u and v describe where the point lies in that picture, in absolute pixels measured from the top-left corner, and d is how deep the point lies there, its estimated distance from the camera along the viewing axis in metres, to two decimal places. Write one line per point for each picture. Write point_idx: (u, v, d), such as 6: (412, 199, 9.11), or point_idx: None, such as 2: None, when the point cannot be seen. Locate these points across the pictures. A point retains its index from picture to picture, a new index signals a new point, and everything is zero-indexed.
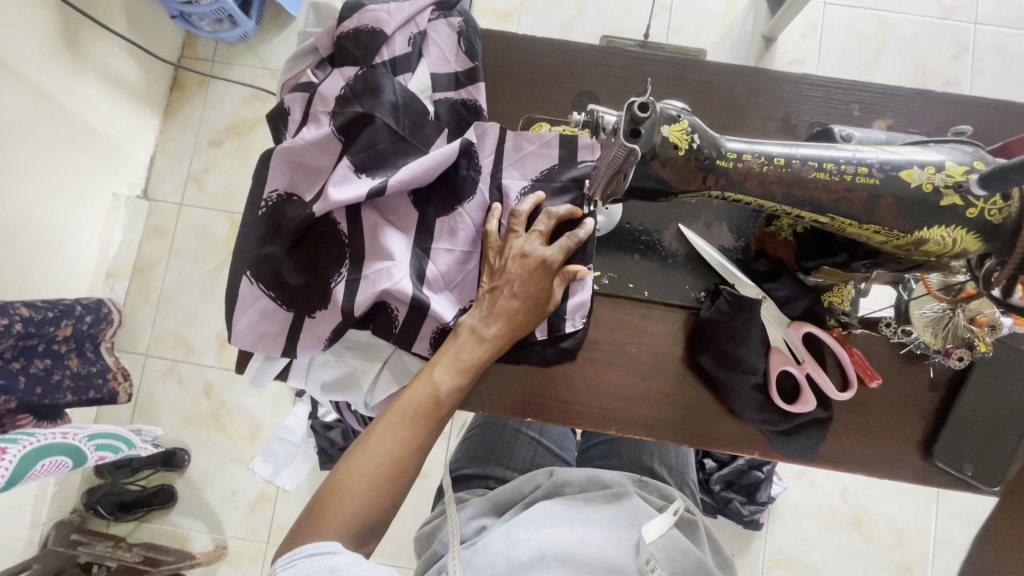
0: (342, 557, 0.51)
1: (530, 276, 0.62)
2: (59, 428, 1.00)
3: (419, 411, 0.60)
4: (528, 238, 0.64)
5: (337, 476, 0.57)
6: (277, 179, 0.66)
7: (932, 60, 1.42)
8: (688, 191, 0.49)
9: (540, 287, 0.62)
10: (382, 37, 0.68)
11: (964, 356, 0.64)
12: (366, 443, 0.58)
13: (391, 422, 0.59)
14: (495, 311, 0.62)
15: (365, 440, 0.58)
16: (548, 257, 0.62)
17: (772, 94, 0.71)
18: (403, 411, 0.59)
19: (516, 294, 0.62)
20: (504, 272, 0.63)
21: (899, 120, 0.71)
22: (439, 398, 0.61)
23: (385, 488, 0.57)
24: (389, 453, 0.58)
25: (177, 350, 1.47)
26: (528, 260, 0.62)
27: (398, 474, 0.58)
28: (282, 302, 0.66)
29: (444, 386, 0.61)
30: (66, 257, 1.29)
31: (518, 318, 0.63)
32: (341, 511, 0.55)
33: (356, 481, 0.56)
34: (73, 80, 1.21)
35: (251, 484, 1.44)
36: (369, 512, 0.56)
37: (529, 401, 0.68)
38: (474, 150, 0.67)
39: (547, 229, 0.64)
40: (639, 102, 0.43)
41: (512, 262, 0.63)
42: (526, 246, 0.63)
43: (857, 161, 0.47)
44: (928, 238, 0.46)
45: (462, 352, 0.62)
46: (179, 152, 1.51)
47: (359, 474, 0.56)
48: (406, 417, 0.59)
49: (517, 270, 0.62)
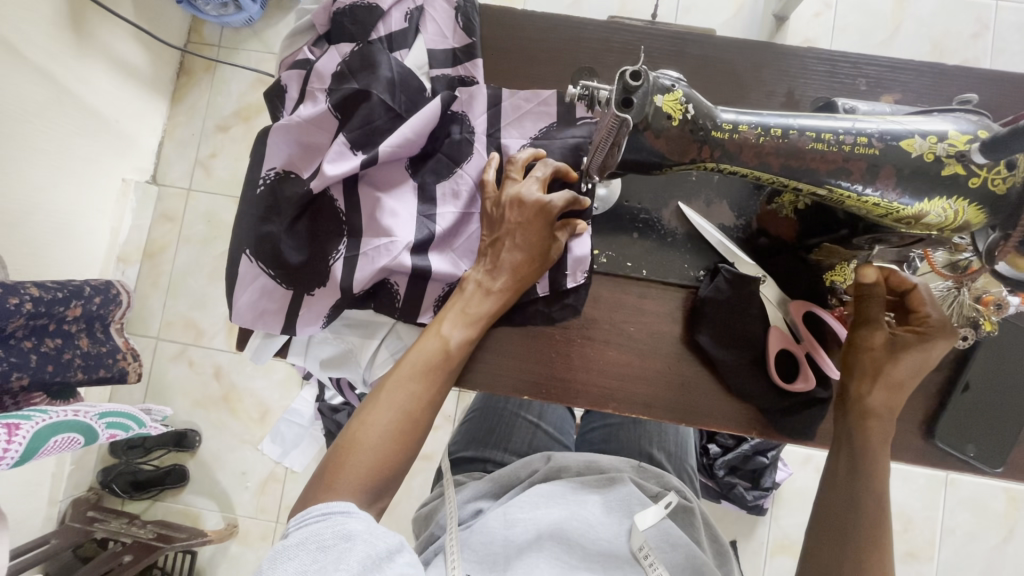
0: (355, 521, 0.51)
1: (530, 223, 0.62)
2: (72, 407, 1.03)
3: (429, 364, 0.60)
4: (526, 185, 0.63)
5: (351, 431, 0.57)
6: (275, 157, 0.66)
7: (950, 39, 1.37)
8: (681, 164, 0.48)
9: (543, 237, 0.62)
10: (378, 13, 0.68)
11: (968, 336, 0.62)
12: (377, 398, 0.58)
13: (402, 377, 0.59)
14: (499, 261, 0.62)
15: (376, 396, 0.59)
16: (549, 203, 0.61)
17: (776, 70, 0.70)
18: (413, 364, 0.60)
19: (519, 244, 0.62)
20: (504, 222, 0.62)
21: (907, 95, 0.69)
22: (448, 352, 0.61)
23: (400, 441, 0.57)
24: (402, 407, 0.58)
25: (187, 333, 1.50)
26: (527, 206, 0.61)
27: (411, 427, 0.58)
28: (282, 281, 0.66)
29: (453, 340, 0.61)
30: (79, 241, 1.31)
31: (524, 268, 0.62)
32: (356, 465, 0.55)
33: (370, 435, 0.57)
34: (82, 65, 1.22)
35: (260, 464, 1.47)
36: (385, 466, 0.56)
37: (535, 362, 0.68)
38: (463, 115, 0.68)
39: (545, 177, 0.63)
40: (631, 71, 0.42)
41: (512, 211, 0.62)
42: (526, 192, 0.62)
43: (856, 131, 0.45)
44: (929, 210, 0.45)
45: (470, 305, 0.62)
46: (187, 137, 1.52)
47: (372, 429, 0.57)
48: (416, 372, 0.59)
49: (518, 219, 0.62)
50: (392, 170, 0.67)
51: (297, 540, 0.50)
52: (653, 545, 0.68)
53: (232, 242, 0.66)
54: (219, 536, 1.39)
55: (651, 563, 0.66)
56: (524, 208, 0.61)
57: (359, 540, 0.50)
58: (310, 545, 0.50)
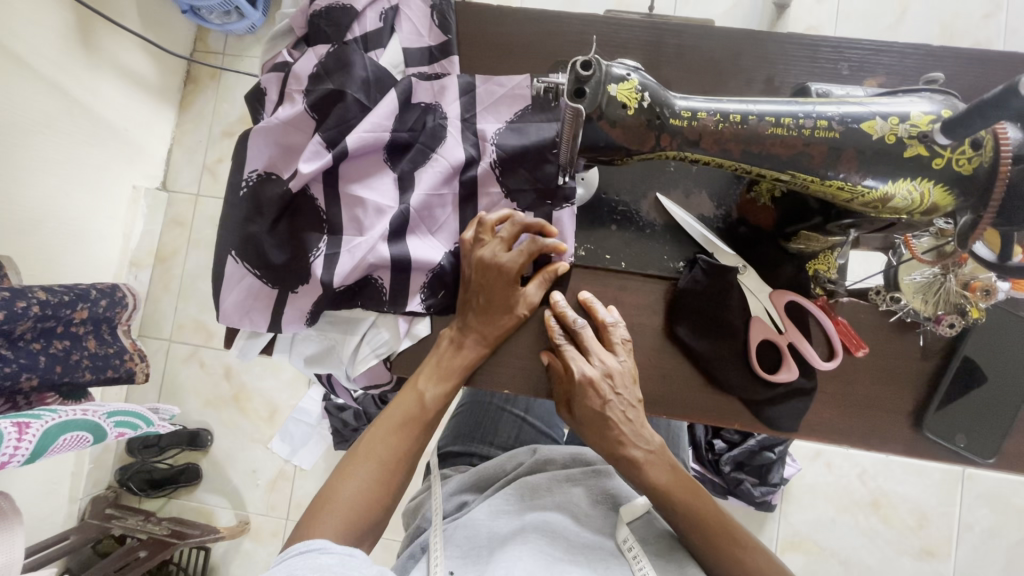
0: (327, 557, 0.53)
1: (492, 285, 0.64)
2: (81, 407, 1.06)
3: (406, 419, 0.65)
4: (491, 245, 0.64)
5: (332, 484, 0.62)
6: (257, 158, 0.68)
7: (959, 21, 1.33)
8: (642, 153, 0.47)
9: (508, 298, 0.65)
10: (353, 14, 0.69)
11: (956, 325, 0.61)
12: (356, 456, 0.63)
13: (379, 435, 0.64)
14: (469, 319, 0.65)
15: (357, 449, 0.64)
16: (509, 264, 0.63)
17: (756, 57, 0.69)
18: (390, 420, 0.65)
19: (486, 305, 0.65)
20: (471, 284, 0.65)
21: (892, 78, 0.67)
22: (423, 405, 0.65)
23: (377, 490, 0.62)
24: (380, 459, 0.63)
25: (198, 335, 1.54)
26: (491, 269, 0.63)
27: (389, 479, 0.63)
28: (268, 280, 0.68)
29: (428, 394, 0.65)
30: (92, 246, 1.35)
31: (492, 326, 0.66)
32: (334, 513, 0.59)
33: (344, 491, 0.61)
34: (91, 77, 1.26)
35: (269, 462, 1.50)
36: (365, 513, 0.60)
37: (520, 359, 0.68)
38: (436, 105, 0.69)
39: (509, 235, 0.64)
40: (581, 60, 0.42)
41: (477, 273, 0.64)
42: (489, 253, 0.63)
43: (816, 114, 0.44)
44: (895, 193, 0.44)
45: (444, 362, 0.66)
46: (194, 144, 1.56)
47: (348, 484, 0.61)
48: (394, 426, 0.65)
49: (483, 282, 0.64)
50: (372, 167, 0.68)
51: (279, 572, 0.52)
52: (638, 539, 0.67)
53: (217, 244, 0.67)
54: (230, 532, 1.42)
55: (635, 556, 0.65)
56: (488, 272, 0.64)
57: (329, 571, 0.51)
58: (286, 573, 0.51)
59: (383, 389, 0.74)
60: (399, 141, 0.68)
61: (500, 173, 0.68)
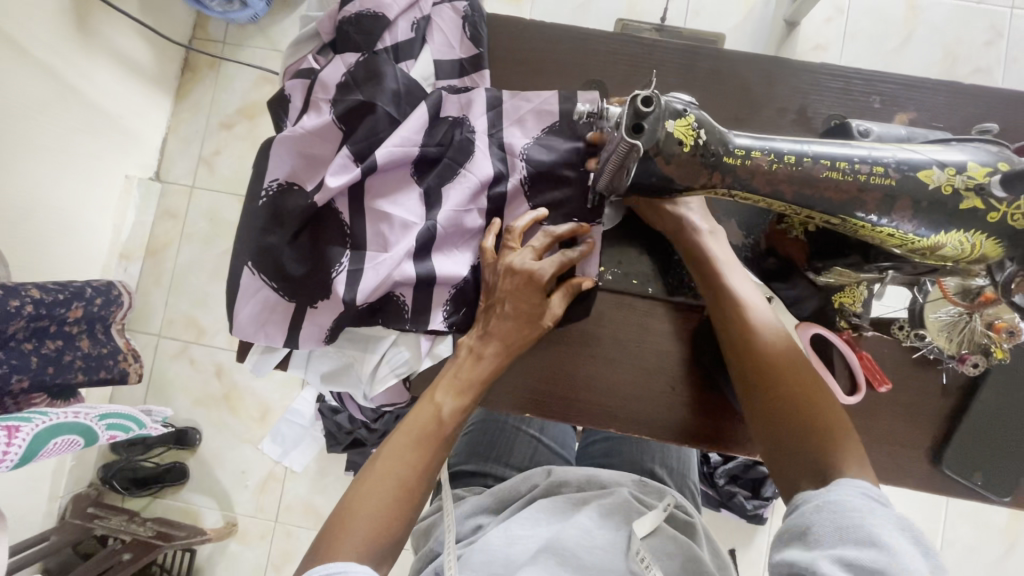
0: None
1: (518, 292, 0.62)
2: (71, 409, 1.02)
3: (426, 432, 0.59)
4: (521, 254, 0.63)
5: (348, 500, 0.55)
6: (278, 168, 0.65)
7: (962, 47, 1.35)
8: (691, 190, 0.46)
9: (535, 305, 0.62)
10: (384, 22, 0.67)
11: (980, 364, 0.62)
12: (372, 471, 0.56)
13: (399, 446, 0.57)
14: (492, 327, 0.63)
15: (374, 463, 0.57)
16: (541, 271, 0.62)
17: (788, 86, 0.68)
18: (410, 431, 0.58)
19: (511, 312, 0.62)
20: (497, 291, 0.63)
21: (922, 114, 0.67)
22: (441, 419, 0.60)
23: (398, 507, 0.55)
24: (400, 474, 0.56)
25: (189, 331, 1.49)
26: (518, 273, 0.62)
27: (409, 495, 0.56)
28: (285, 293, 0.66)
29: (446, 407, 0.60)
30: (81, 237, 1.30)
31: (515, 334, 0.62)
32: (355, 532, 0.52)
33: (365, 507, 0.54)
34: (87, 62, 1.21)
35: (259, 463, 1.46)
36: (388, 529, 0.54)
37: (536, 380, 0.68)
38: (465, 118, 0.67)
39: (542, 246, 0.63)
40: (642, 96, 0.41)
41: (505, 279, 0.62)
42: (518, 261, 0.62)
43: (872, 160, 0.44)
44: (946, 242, 0.44)
45: (462, 372, 0.62)
46: (190, 133, 1.50)
47: (368, 500, 0.54)
48: (412, 441, 0.58)
49: (511, 287, 0.62)
50: (399, 181, 0.67)
51: None
52: (652, 553, 0.67)
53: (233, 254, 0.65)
54: (218, 534, 1.38)
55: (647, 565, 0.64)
56: (517, 278, 0.62)
57: None
58: None
59: (398, 407, 0.73)
60: (428, 156, 0.66)
61: (528, 191, 0.67)
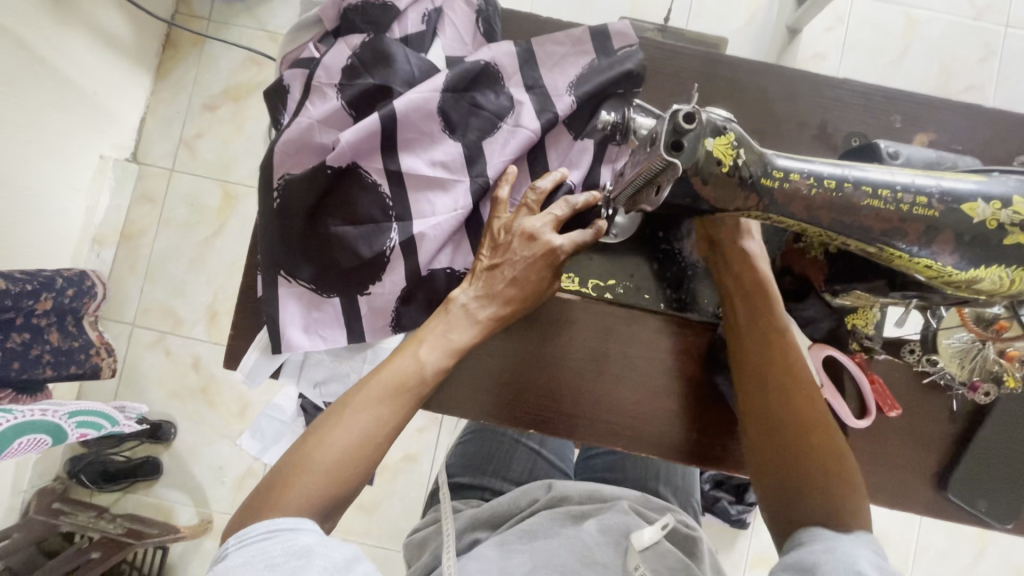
0: (305, 538, 0.44)
1: (532, 263, 0.57)
2: (39, 406, 0.96)
3: (404, 387, 0.53)
4: (538, 219, 0.58)
5: (307, 448, 0.50)
6: (284, 163, 0.61)
7: (957, 63, 1.36)
8: (725, 211, 0.44)
9: (541, 279, 0.58)
10: (393, 13, 0.63)
11: (990, 392, 0.62)
12: (340, 416, 0.51)
13: (372, 401, 0.52)
14: (497, 291, 0.57)
15: (343, 407, 0.52)
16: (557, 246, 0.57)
17: (809, 100, 0.67)
18: (383, 384, 0.53)
19: (517, 279, 0.57)
20: (507, 251, 0.58)
21: (940, 135, 0.66)
22: (423, 376, 0.54)
23: (359, 464, 0.50)
24: (367, 429, 0.51)
25: (165, 321, 1.41)
26: (539, 241, 0.57)
27: (371, 453, 0.51)
28: (321, 290, 0.62)
29: (429, 364, 0.55)
30: (49, 221, 1.22)
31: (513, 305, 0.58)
32: (313, 481, 0.48)
33: (324, 457, 0.49)
34: (60, 34, 1.13)
35: (237, 460, 1.40)
36: (345, 482, 0.49)
37: (501, 363, 0.65)
38: (499, 75, 0.64)
39: (562, 215, 0.59)
40: (685, 111, 0.39)
41: (519, 244, 0.57)
42: (536, 227, 0.58)
43: (915, 189, 0.42)
44: (986, 277, 0.42)
45: (452, 331, 0.57)
46: (170, 115, 1.42)
47: (328, 450, 0.49)
48: (385, 394, 0.52)
49: (525, 254, 0.57)
50: (425, 134, 0.62)
51: (242, 560, 0.43)
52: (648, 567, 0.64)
53: (265, 262, 0.61)
54: (193, 532, 1.32)
55: None
56: (533, 246, 0.57)
57: (313, 554, 0.43)
58: (258, 565, 0.43)
59: None
60: (448, 108, 0.62)
61: (568, 126, 0.65)
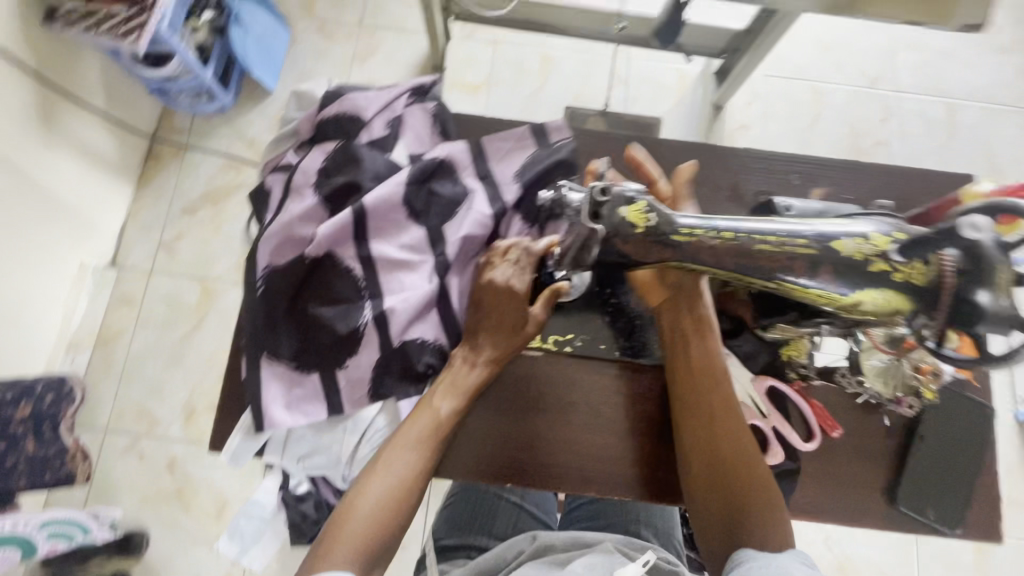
0: None
1: (504, 306, 0.67)
2: (7, 518, 0.93)
3: (427, 437, 0.63)
4: (504, 269, 0.68)
5: (348, 501, 0.59)
6: (267, 254, 0.69)
7: (863, 124, 1.57)
8: (647, 263, 0.53)
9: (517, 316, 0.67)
10: (361, 122, 0.74)
11: (914, 404, 0.70)
12: (374, 469, 0.60)
13: (402, 447, 0.62)
14: (482, 341, 0.67)
15: (377, 461, 0.61)
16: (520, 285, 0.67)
17: (720, 167, 0.78)
18: (408, 437, 0.62)
19: (498, 324, 0.67)
20: (484, 306, 0.67)
21: (833, 188, 0.78)
22: (440, 422, 0.64)
23: (394, 510, 0.59)
24: (398, 476, 0.60)
25: (139, 423, 1.40)
26: (506, 288, 0.66)
27: (405, 498, 0.60)
28: (302, 366, 0.67)
29: (444, 411, 0.64)
30: (25, 331, 1.24)
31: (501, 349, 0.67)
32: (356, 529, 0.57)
33: (364, 507, 0.58)
34: (48, 156, 1.22)
35: (214, 565, 1.34)
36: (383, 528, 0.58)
37: (492, 421, 0.70)
38: (455, 168, 0.74)
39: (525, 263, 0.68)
40: (598, 188, 0.48)
41: (493, 297, 0.67)
42: (501, 276, 0.67)
43: (796, 233, 0.52)
44: (865, 300, 0.51)
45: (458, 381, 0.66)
46: (150, 221, 1.50)
47: (366, 499, 0.58)
48: (413, 442, 0.62)
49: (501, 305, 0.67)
50: (392, 221, 0.71)
51: None
52: None
53: (249, 345, 0.67)
54: None
55: None
56: (506, 294, 0.67)
57: None
58: None
59: None
60: (410, 197, 0.71)
61: (515, 206, 0.73)
